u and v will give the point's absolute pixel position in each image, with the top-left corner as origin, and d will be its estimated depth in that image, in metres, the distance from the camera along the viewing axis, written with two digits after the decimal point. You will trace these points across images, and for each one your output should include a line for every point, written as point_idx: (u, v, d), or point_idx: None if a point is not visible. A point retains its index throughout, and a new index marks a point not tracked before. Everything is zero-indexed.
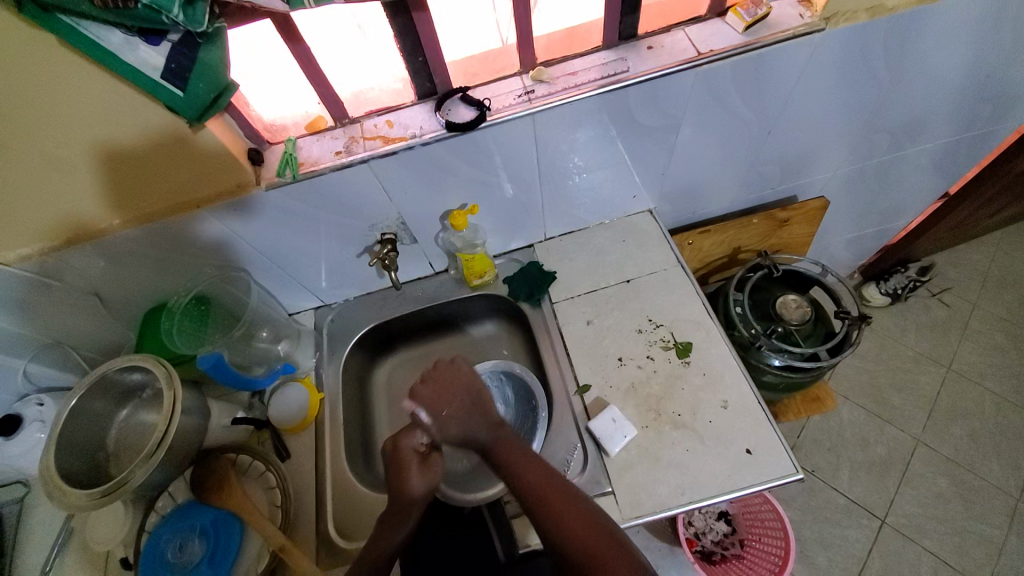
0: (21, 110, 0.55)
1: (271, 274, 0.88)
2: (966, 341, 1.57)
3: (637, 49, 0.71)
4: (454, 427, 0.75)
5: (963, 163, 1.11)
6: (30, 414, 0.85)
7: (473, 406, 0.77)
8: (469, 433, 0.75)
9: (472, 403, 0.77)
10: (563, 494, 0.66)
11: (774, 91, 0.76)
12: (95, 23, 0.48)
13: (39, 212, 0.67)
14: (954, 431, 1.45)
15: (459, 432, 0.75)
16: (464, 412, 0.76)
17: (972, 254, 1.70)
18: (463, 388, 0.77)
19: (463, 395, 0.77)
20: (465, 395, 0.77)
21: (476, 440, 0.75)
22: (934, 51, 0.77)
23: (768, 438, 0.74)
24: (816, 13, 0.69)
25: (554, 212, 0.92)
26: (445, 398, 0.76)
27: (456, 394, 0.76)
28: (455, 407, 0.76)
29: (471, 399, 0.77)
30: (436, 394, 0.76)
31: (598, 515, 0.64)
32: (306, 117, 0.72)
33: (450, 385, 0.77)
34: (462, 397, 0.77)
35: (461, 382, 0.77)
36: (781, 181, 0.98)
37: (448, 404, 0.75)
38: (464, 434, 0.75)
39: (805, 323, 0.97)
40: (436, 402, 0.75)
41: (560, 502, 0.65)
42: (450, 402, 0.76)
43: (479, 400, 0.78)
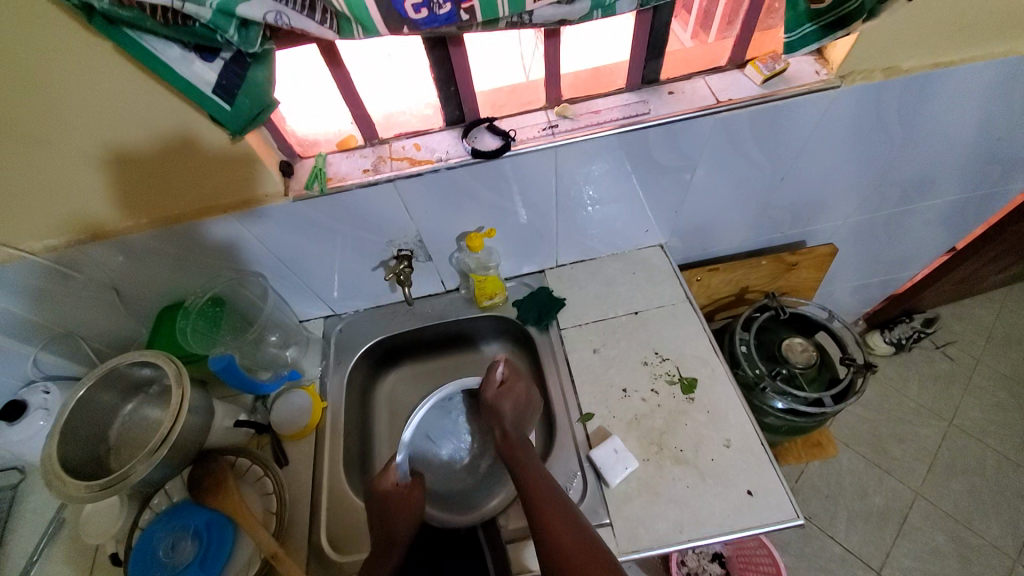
0: (69, 109, 0.58)
1: (287, 281, 0.90)
2: (969, 395, 1.56)
3: (659, 93, 0.74)
4: (505, 407, 0.81)
5: (971, 220, 1.13)
6: (35, 401, 0.85)
7: (518, 410, 0.81)
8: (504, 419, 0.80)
9: (520, 404, 0.82)
10: (556, 501, 0.67)
11: (789, 140, 0.78)
12: (156, 38, 0.51)
13: (72, 207, 0.69)
14: (955, 486, 1.43)
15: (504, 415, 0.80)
16: (512, 402, 0.82)
17: (978, 309, 1.71)
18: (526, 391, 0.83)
19: (523, 394, 0.83)
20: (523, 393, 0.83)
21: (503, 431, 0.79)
22: (945, 112, 0.79)
23: (769, 481, 0.73)
24: (832, 70, 0.72)
25: (567, 240, 0.94)
26: (518, 382, 0.84)
27: (519, 391, 0.83)
28: (514, 398, 0.82)
29: (525, 403, 0.83)
30: (512, 380, 0.84)
31: (579, 519, 0.65)
32: (338, 135, 0.75)
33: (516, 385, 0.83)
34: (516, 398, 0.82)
35: (524, 376, 0.85)
36: (791, 226, 1.00)
37: (514, 390, 0.83)
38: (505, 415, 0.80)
39: (809, 367, 0.98)
40: (512, 382, 0.84)
41: (548, 502, 0.66)
42: (515, 386, 0.83)
43: (529, 407, 0.83)
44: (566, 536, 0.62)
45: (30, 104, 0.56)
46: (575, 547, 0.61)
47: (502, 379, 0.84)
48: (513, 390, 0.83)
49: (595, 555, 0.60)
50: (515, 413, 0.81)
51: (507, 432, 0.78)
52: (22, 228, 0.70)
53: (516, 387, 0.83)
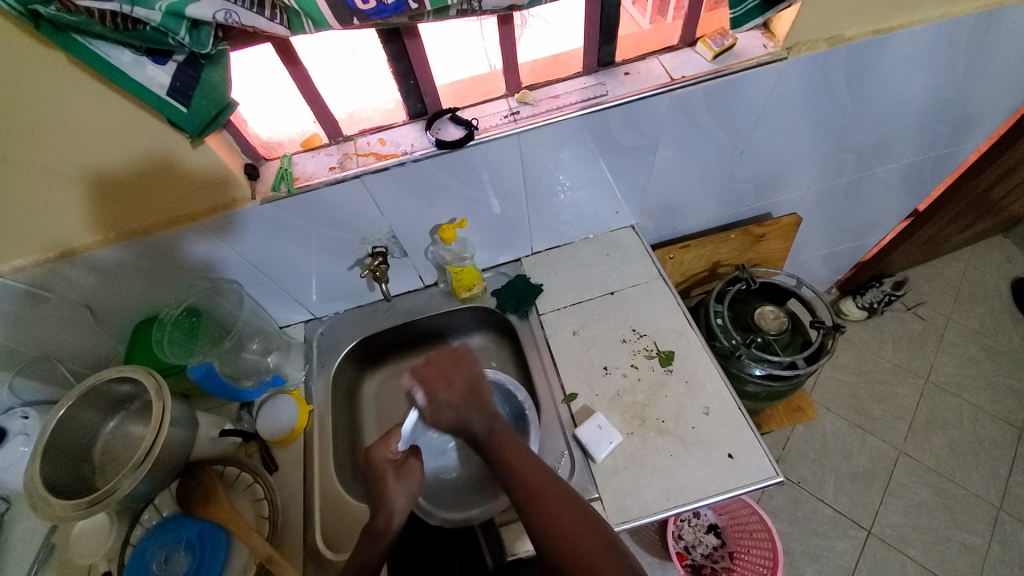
0: (22, 123, 0.57)
1: (263, 287, 0.90)
2: (941, 353, 1.62)
3: (615, 75, 0.76)
4: (448, 410, 0.75)
5: (927, 182, 1.17)
6: (14, 427, 0.83)
7: (467, 395, 0.77)
8: (465, 421, 0.75)
9: (469, 392, 0.77)
10: (558, 492, 0.66)
11: (744, 113, 0.81)
12: (107, 43, 0.51)
13: (37, 226, 0.68)
14: (933, 441, 1.48)
15: (454, 419, 0.75)
16: (456, 396, 0.76)
17: (944, 269, 1.77)
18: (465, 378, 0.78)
19: (461, 381, 0.78)
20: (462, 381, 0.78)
21: (472, 434, 0.74)
22: (890, 77, 0.83)
23: (748, 443, 0.76)
24: (778, 43, 0.74)
25: (540, 227, 0.95)
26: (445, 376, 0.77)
27: (456, 378, 0.78)
28: (453, 391, 0.77)
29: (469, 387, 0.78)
30: (443, 374, 0.77)
31: (572, 498, 0.66)
32: (301, 135, 0.75)
33: (450, 368, 0.79)
34: (462, 382, 0.78)
35: (463, 367, 0.79)
36: (756, 199, 1.03)
37: (448, 379, 0.77)
38: (460, 419, 0.75)
39: (783, 333, 1.01)
40: (442, 377, 0.78)
41: (540, 488, 0.67)
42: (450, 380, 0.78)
43: (475, 391, 0.78)
44: (563, 525, 0.63)
45: None
46: (573, 528, 0.62)
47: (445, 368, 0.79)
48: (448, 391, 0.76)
49: (592, 534, 0.62)
50: (458, 405, 0.76)
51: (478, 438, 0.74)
52: None
53: (451, 376, 0.78)
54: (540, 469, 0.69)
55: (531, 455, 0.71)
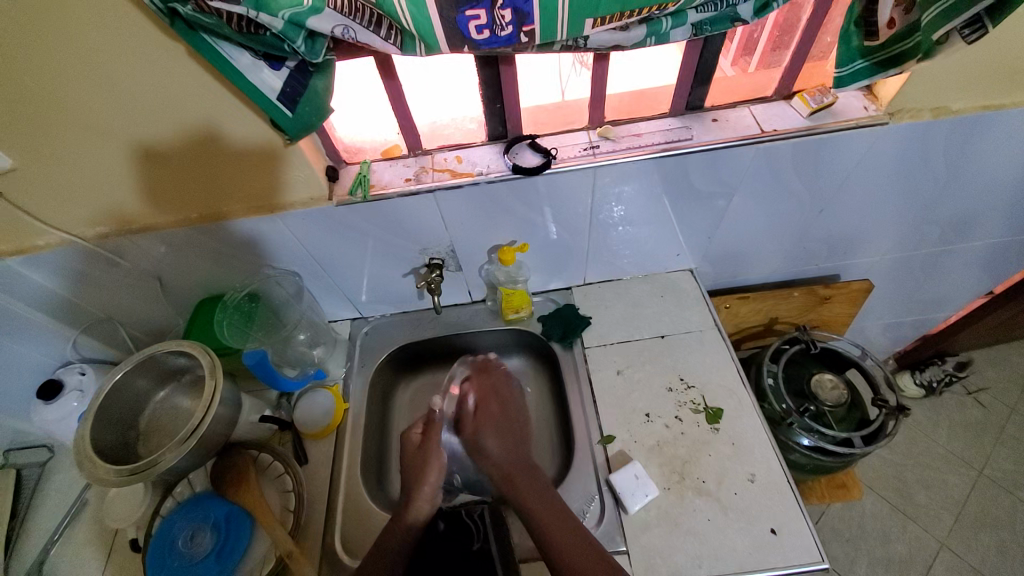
0: (130, 102, 0.61)
1: (319, 281, 0.92)
2: (1003, 446, 1.50)
3: (702, 120, 0.75)
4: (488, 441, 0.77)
5: (1014, 265, 1.09)
6: (71, 382, 0.87)
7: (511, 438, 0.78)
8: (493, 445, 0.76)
9: (511, 434, 0.78)
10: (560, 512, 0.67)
11: (832, 173, 0.78)
12: (230, 44, 0.54)
13: (129, 198, 0.73)
14: (982, 540, 1.36)
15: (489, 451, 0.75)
16: (494, 433, 0.77)
17: (1015, 356, 1.64)
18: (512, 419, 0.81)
19: (501, 424, 0.79)
20: (511, 426, 0.79)
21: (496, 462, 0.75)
22: (993, 154, 0.78)
23: (794, 520, 0.72)
24: (881, 106, 0.71)
25: (597, 259, 0.94)
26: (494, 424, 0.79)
27: (492, 420, 0.79)
28: (500, 430, 0.78)
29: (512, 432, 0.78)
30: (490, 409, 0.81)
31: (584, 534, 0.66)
32: (383, 144, 0.78)
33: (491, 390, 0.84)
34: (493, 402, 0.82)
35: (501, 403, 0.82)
36: (826, 259, 0.98)
37: (491, 420, 0.79)
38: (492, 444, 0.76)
39: (839, 405, 0.96)
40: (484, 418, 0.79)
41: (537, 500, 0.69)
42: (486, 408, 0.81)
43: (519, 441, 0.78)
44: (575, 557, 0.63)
45: (94, 95, 0.59)
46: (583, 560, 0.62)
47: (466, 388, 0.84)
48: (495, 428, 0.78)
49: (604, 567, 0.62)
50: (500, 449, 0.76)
51: (506, 469, 0.73)
52: (74, 215, 0.74)
53: (487, 416, 0.80)
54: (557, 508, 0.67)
55: (544, 487, 0.71)
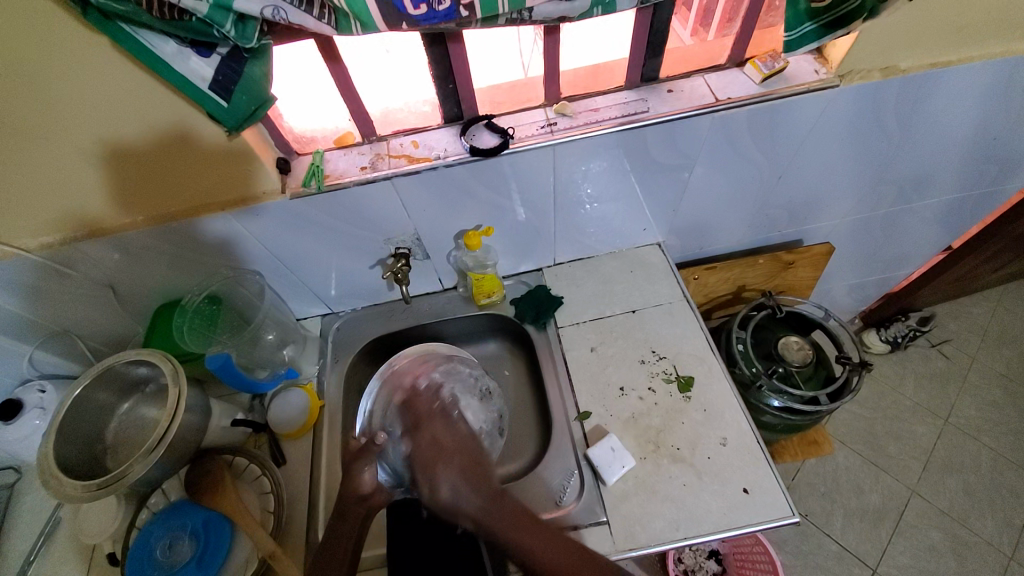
0: (59, 102, 0.57)
1: (283, 279, 0.89)
2: (965, 394, 1.57)
3: (658, 91, 0.74)
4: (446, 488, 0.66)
5: (967, 219, 1.13)
6: (31, 400, 0.83)
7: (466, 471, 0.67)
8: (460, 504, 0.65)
9: (462, 467, 0.68)
10: (540, 528, 0.63)
11: (787, 138, 0.78)
12: (152, 33, 0.51)
13: (70, 206, 0.69)
14: (947, 483, 1.43)
15: (449, 502, 0.65)
16: (450, 469, 0.67)
17: (972, 307, 1.72)
18: (457, 444, 0.70)
19: (450, 459, 0.69)
20: (458, 459, 0.68)
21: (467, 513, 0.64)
22: (941, 112, 0.80)
23: (764, 477, 0.74)
24: (831, 69, 0.72)
25: (565, 239, 0.93)
26: (437, 460, 0.69)
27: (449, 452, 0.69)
28: (448, 466, 0.68)
29: (467, 461, 0.68)
30: (430, 453, 0.70)
31: (560, 534, 0.63)
32: (335, 131, 0.75)
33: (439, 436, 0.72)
34: (457, 455, 0.69)
35: (443, 427, 0.73)
36: (788, 225, 1.00)
37: (432, 452, 0.70)
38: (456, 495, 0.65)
39: (806, 365, 0.99)
40: (431, 461, 0.69)
41: (506, 515, 0.63)
42: (422, 435, 0.73)
43: (477, 467, 0.68)
44: (549, 556, 0.60)
45: (17, 97, 0.55)
46: (558, 555, 0.60)
47: (427, 389, 0.82)
48: (444, 470, 0.68)
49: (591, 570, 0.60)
50: (460, 477, 0.67)
51: (473, 511, 0.64)
52: (16, 226, 0.69)
53: (444, 446, 0.70)
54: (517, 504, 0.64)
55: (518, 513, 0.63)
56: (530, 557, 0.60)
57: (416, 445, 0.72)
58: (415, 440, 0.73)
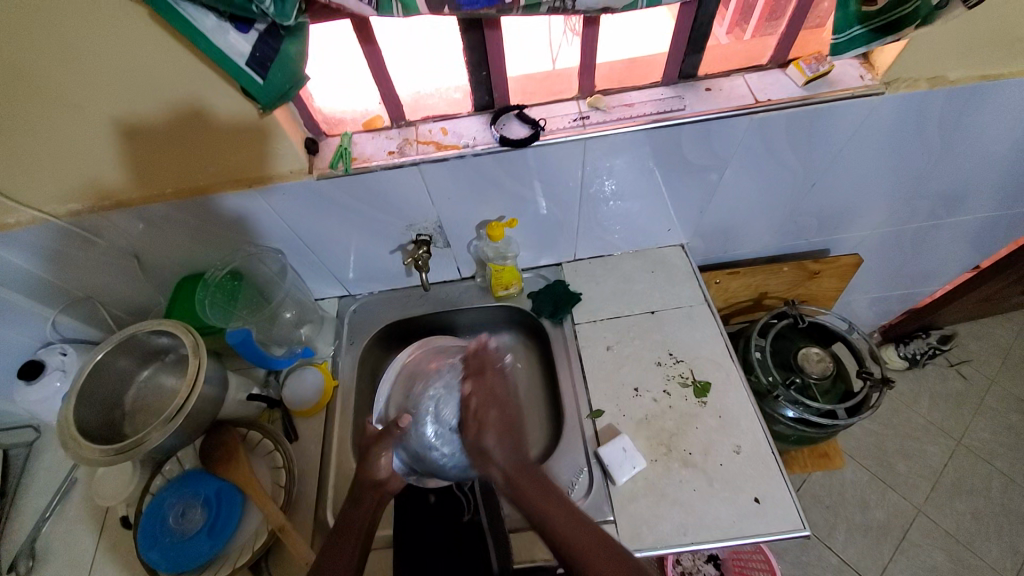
0: (93, 71, 0.57)
1: (304, 259, 0.90)
2: (981, 416, 1.54)
3: (695, 89, 0.73)
4: (491, 443, 0.66)
5: (1003, 238, 1.10)
6: (52, 362, 0.84)
7: (510, 428, 0.67)
8: (497, 454, 0.65)
9: (507, 426, 0.67)
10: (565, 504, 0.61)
11: (825, 144, 0.76)
12: (192, 5, 0.50)
13: (99, 173, 0.70)
14: (956, 505, 1.41)
15: (490, 452, 0.65)
16: (497, 432, 0.66)
17: (996, 329, 1.67)
18: (507, 399, 0.69)
19: (499, 412, 0.68)
20: (509, 414, 0.68)
21: (503, 467, 0.64)
22: (990, 125, 0.77)
23: (776, 489, 0.73)
24: (877, 75, 0.70)
25: (587, 234, 0.92)
26: (493, 406, 0.68)
27: (498, 407, 0.68)
28: (496, 419, 0.67)
29: (510, 424, 0.68)
30: (483, 397, 0.69)
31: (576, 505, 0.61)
32: (365, 114, 0.74)
33: (499, 386, 0.71)
34: (507, 409, 0.69)
35: (503, 378, 0.71)
36: (816, 233, 0.98)
37: (488, 398, 0.69)
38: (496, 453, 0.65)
39: (824, 378, 0.97)
40: (482, 407, 0.68)
41: (537, 489, 0.62)
42: (483, 379, 0.71)
43: (519, 429, 0.68)
44: (565, 528, 0.59)
45: (56, 62, 0.56)
46: (575, 528, 0.59)
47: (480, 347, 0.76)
48: (492, 417, 0.67)
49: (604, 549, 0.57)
50: (503, 443, 0.66)
51: (510, 469, 0.64)
52: (45, 191, 0.70)
53: (499, 400, 0.69)
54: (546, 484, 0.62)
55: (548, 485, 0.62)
56: (551, 527, 0.59)
57: (475, 388, 0.70)
58: (477, 384, 0.71)
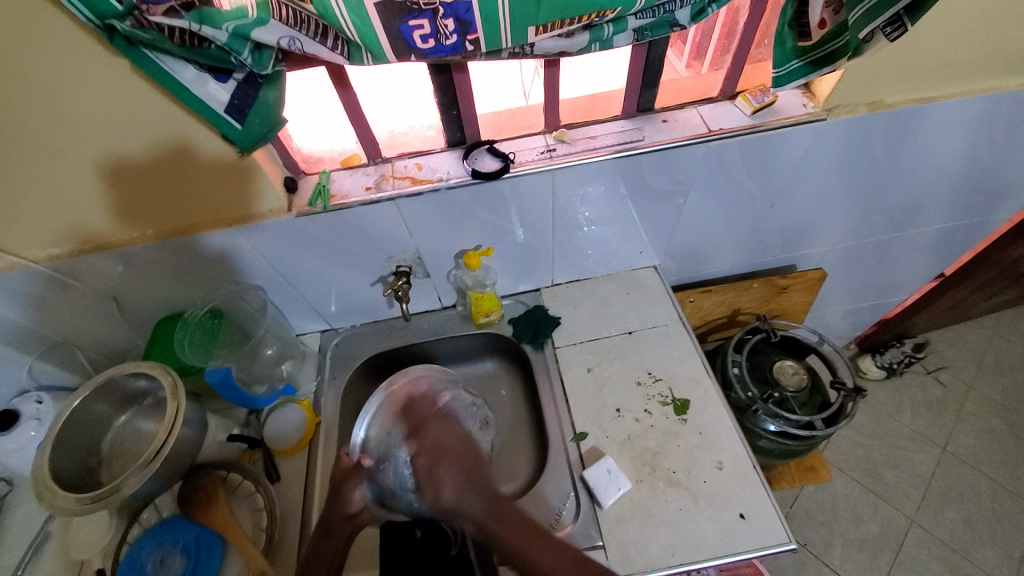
0: (76, 121, 0.60)
1: (285, 294, 0.91)
2: (961, 423, 1.57)
3: (653, 121, 0.77)
4: (454, 494, 0.67)
5: (958, 248, 1.16)
6: (28, 411, 0.82)
7: (466, 475, 0.69)
8: (463, 506, 0.66)
9: (464, 469, 0.70)
10: (540, 535, 0.62)
11: (778, 167, 0.81)
12: (173, 58, 0.53)
13: (78, 218, 0.71)
14: (946, 513, 1.42)
15: (454, 505, 0.67)
16: (454, 479, 0.69)
17: (967, 335, 1.73)
18: (457, 447, 0.73)
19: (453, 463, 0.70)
20: (460, 462, 0.71)
21: (473, 520, 0.65)
22: (928, 143, 0.83)
23: (760, 503, 0.74)
24: (819, 103, 0.75)
25: (563, 260, 0.95)
26: (440, 460, 0.71)
27: (449, 454, 0.72)
28: (451, 468, 0.70)
29: (465, 469, 0.70)
30: (433, 454, 0.72)
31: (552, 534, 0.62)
32: (342, 152, 0.78)
33: (444, 439, 0.74)
34: (460, 457, 0.71)
35: (444, 428, 0.76)
36: (781, 250, 1.02)
37: (435, 454, 0.72)
38: (459, 502, 0.67)
39: (801, 390, 1.00)
40: (433, 462, 0.71)
41: (508, 525, 0.63)
42: (425, 436, 0.75)
43: (477, 470, 0.70)
44: (546, 560, 0.59)
45: (40, 115, 0.58)
46: (557, 557, 0.59)
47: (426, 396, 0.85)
48: (446, 472, 0.69)
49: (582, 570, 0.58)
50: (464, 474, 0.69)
51: (478, 517, 0.65)
52: (25, 237, 0.71)
53: (445, 449, 0.72)
54: (518, 516, 0.63)
55: (530, 526, 0.62)
56: (531, 565, 0.59)
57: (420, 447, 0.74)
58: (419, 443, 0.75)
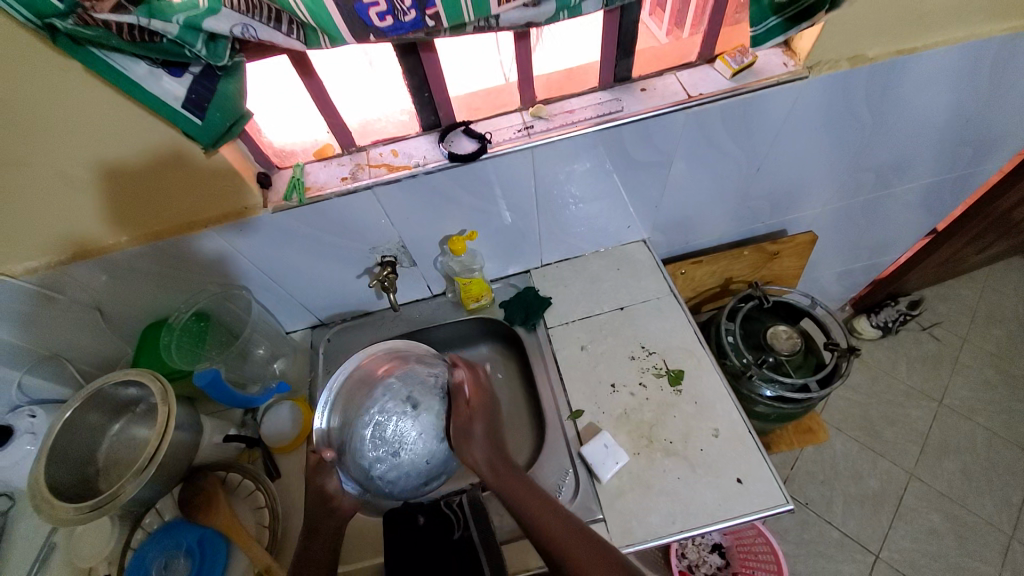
0: (34, 129, 0.57)
1: (271, 292, 0.90)
2: (958, 376, 1.58)
3: (631, 91, 0.76)
4: (478, 452, 0.73)
5: (949, 201, 1.15)
6: (22, 426, 0.82)
7: (491, 435, 0.75)
8: (486, 464, 0.72)
9: (491, 431, 0.75)
10: (549, 504, 0.66)
11: (761, 130, 0.80)
12: (122, 55, 0.51)
13: (50, 229, 0.69)
14: (945, 465, 1.44)
15: (479, 459, 0.73)
16: (482, 437, 0.74)
17: (961, 289, 1.74)
18: (487, 406, 0.78)
19: (481, 421, 0.76)
20: (487, 419, 0.77)
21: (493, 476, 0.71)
22: (913, 95, 0.81)
23: (758, 468, 0.75)
24: (799, 61, 0.74)
25: (551, 239, 0.94)
26: (471, 416, 0.76)
27: (480, 413, 0.77)
28: (481, 426, 0.75)
29: (495, 430, 0.76)
30: (461, 409, 0.77)
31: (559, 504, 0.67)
32: (315, 144, 0.76)
33: (484, 393, 0.79)
34: (489, 415, 0.77)
35: (476, 386, 0.80)
36: (771, 216, 1.01)
37: (465, 407, 0.77)
38: (485, 459, 0.72)
39: (794, 354, 1.00)
40: (466, 415, 0.76)
41: (521, 489, 0.68)
42: (456, 389, 0.80)
43: (499, 434, 0.76)
44: (552, 526, 0.64)
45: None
46: (562, 527, 0.64)
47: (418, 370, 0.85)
48: (479, 427, 0.75)
49: (585, 543, 0.62)
50: (484, 439, 0.74)
51: (498, 477, 0.71)
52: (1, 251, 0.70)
53: (478, 407, 0.77)
54: (532, 486, 0.69)
55: (544, 497, 0.67)
56: (535, 526, 0.64)
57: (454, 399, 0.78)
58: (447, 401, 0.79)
